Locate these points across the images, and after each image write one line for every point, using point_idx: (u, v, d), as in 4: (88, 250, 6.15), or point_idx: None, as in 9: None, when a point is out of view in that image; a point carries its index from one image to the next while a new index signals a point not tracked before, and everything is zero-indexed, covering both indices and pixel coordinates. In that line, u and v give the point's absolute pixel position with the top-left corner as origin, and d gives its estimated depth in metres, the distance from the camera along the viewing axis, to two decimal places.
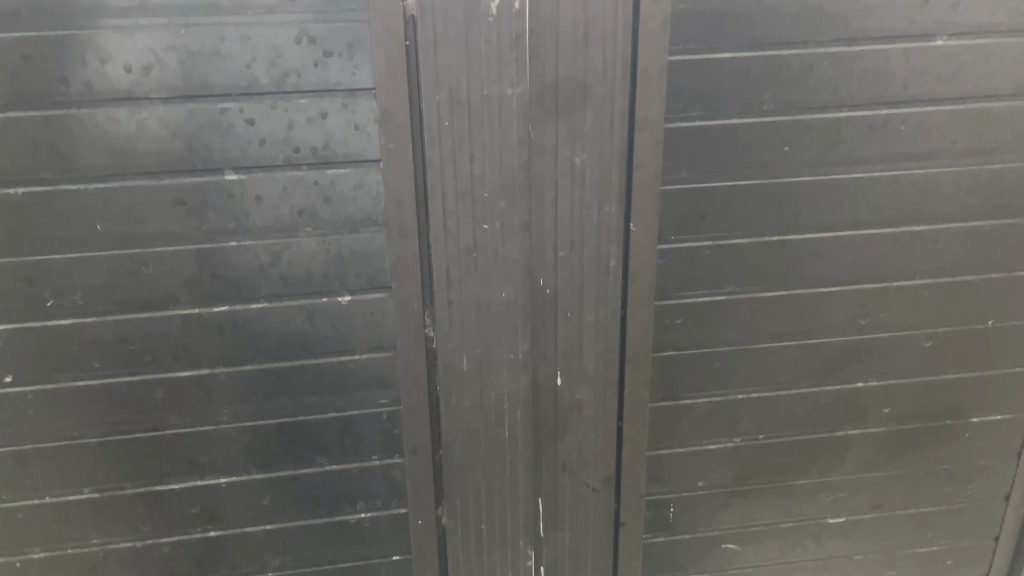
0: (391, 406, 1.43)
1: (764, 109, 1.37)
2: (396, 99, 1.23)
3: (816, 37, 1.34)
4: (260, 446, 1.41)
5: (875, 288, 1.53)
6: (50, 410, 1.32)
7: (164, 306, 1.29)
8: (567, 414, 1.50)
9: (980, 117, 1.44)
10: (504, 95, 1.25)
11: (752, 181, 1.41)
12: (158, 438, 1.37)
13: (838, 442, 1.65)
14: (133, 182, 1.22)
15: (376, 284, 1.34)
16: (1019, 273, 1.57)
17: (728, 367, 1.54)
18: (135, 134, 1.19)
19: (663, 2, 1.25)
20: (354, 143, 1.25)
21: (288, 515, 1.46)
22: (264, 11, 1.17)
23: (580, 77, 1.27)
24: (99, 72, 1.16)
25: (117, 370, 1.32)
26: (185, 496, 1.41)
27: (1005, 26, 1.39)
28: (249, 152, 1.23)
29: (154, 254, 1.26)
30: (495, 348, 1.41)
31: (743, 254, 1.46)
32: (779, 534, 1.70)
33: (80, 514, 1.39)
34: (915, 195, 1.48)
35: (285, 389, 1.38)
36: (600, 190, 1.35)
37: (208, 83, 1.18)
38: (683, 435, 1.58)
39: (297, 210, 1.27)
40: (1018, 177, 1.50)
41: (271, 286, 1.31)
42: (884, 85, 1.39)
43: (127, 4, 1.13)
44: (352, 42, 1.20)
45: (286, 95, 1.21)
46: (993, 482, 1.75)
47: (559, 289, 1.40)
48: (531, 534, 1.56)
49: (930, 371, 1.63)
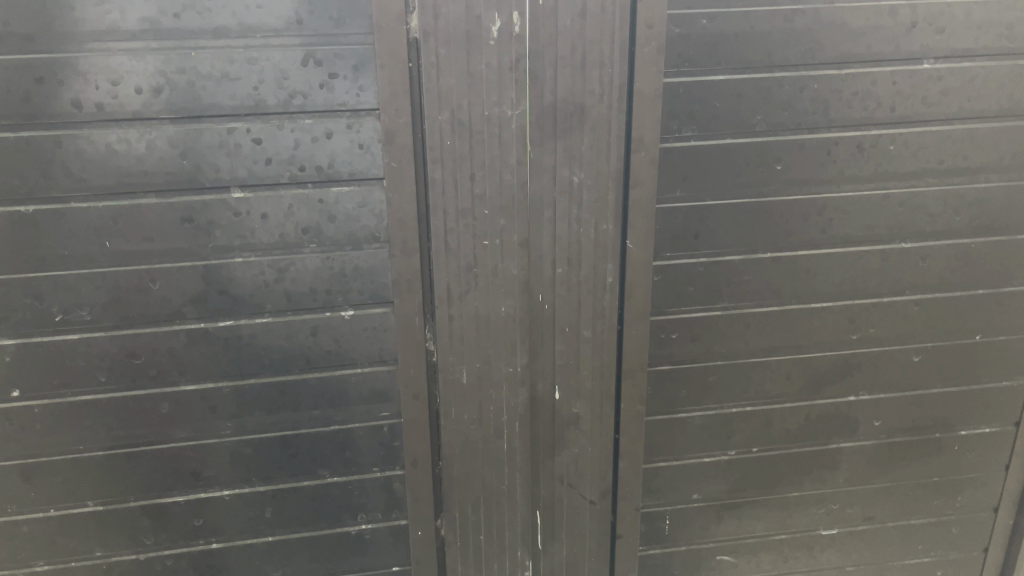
0: (392, 419, 1.45)
1: (756, 129, 1.41)
2: (398, 119, 1.26)
3: (806, 60, 1.38)
4: (263, 459, 1.43)
5: (865, 304, 1.57)
6: (56, 424, 1.34)
7: (170, 321, 1.32)
8: (564, 428, 1.52)
9: (965, 138, 1.49)
10: (504, 116, 1.29)
11: (745, 200, 1.45)
12: (162, 452, 1.39)
13: (830, 455, 1.68)
14: (142, 201, 1.24)
15: (378, 300, 1.37)
16: (1004, 289, 1.62)
17: (722, 381, 1.57)
18: (144, 153, 1.22)
19: (658, 26, 1.30)
20: (358, 163, 1.29)
21: (290, 527, 1.48)
22: (271, 34, 1.20)
23: (578, 99, 1.31)
24: (110, 94, 1.19)
25: (123, 384, 1.34)
26: (188, 508, 1.43)
27: (989, 51, 1.44)
28: (255, 171, 1.26)
29: (161, 271, 1.28)
30: (494, 363, 1.44)
31: (737, 270, 1.49)
32: (772, 546, 1.73)
33: (84, 527, 1.41)
34: (902, 213, 1.52)
35: (288, 403, 1.40)
36: (597, 209, 1.38)
37: (217, 104, 1.22)
38: (678, 447, 1.61)
39: (301, 227, 1.30)
40: (1004, 195, 1.54)
41: (275, 302, 1.33)
42: (872, 107, 1.43)
43: (138, 28, 1.17)
44: (357, 65, 1.24)
45: (292, 115, 1.24)
46: (982, 495, 1.79)
47: (557, 305, 1.43)
48: (529, 546, 1.58)
49: (920, 385, 1.66)
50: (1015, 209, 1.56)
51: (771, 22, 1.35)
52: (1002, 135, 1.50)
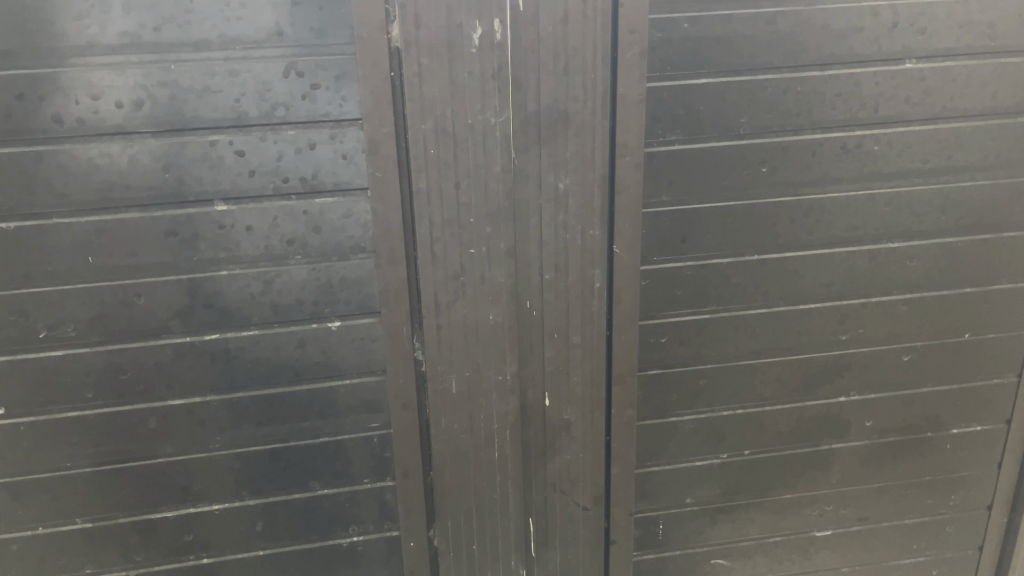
0: (382, 429, 1.45)
1: (741, 132, 1.41)
2: (382, 128, 1.26)
3: (789, 63, 1.38)
4: (254, 473, 1.42)
5: (854, 304, 1.57)
6: (43, 441, 1.33)
7: (157, 336, 1.31)
8: (555, 435, 1.52)
9: (950, 137, 1.49)
10: (488, 124, 1.29)
11: (731, 203, 1.45)
12: (151, 467, 1.38)
13: (823, 456, 1.68)
14: (125, 215, 1.24)
15: (366, 310, 1.36)
16: (993, 286, 1.62)
17: (713, 385, 1.57)
18: (127, 168, 1.22)
19: (640, 32, 1.30)
20: (343, 173, 1.28)
21: (282, 540, 1.47)
22: (252, 46, 1.20)
23: (561, 105, 1.31)
24: (91, 109, 1.18)
25: (110, 400, 1.33)
26: (178, 524, 1.42)
27: (971, 50, 1.44)
28: (239, 183, 1.26)
29: (147, 285, 1.28)
30: (484, 371, 1.44)
31: (725, 274, 1.49)
32: (767, 549, 1.73)
33: (74, 544, 1.40)
34: (888, 214, 1.52)
35: (277, 416, 1.40)
36: (583, 215, 1.38)
37: (199, 117, 1.21)
38: (670, 452, 1.60)
39: (286, 239, 1.30)
40: (989, 193, 1.54)
41: (262, 314, 1.33)
42: (856, 107, 1.44)
43: (118, 41, 1.16)
44: (339, 75, 1.23)
45: (274, 126, 1.24)
46: (976, 492, 1.79)
47: (545, 311, 1.42)
48: (522, 554, 1.58)
49: (910, 384, 1.66)
50: (1001, 207, 1.56)
51: (753, 25, 1.35)
52: (987, 134, 1.50)
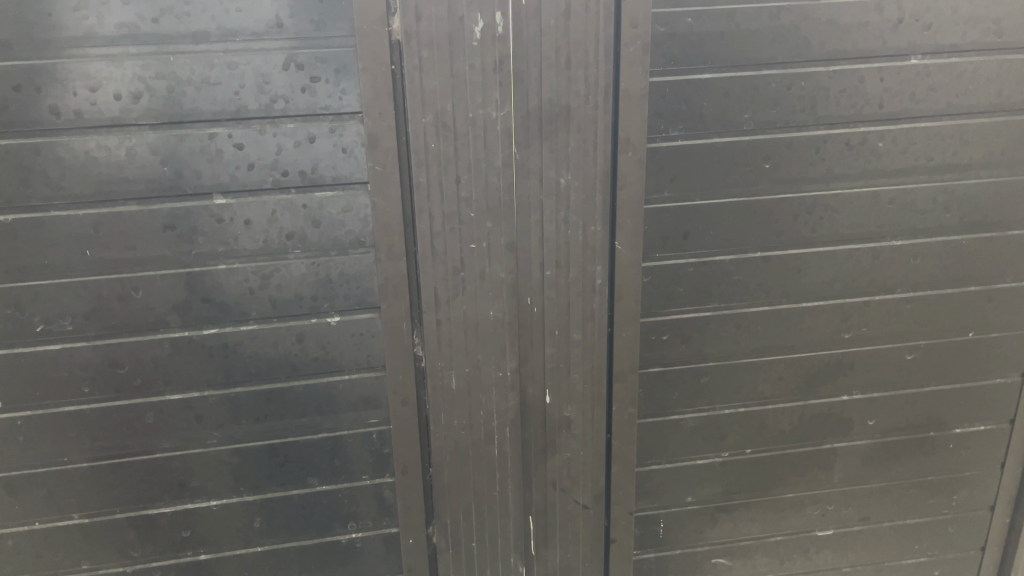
0: (381, 426, 1.44)
1: (744, 128, 1.40)
2: (383, 122, 1.25)
3: (793, 58, 1.37)
4: (251, 469, 1.41)
5: (857, 302, 1.56)
6: (39, 436, 1.32)
7: (154, 331, 1.30)
8: (555, 432, 1.51)
9: (955, 134, 1.48)
10: (489, 118, 1.28)
11: (734, 200, 1.44)
12: (147, 463, 1.37)
13: (825, 455, 1.66)
14: (123, 208, 1.23)
15: (365, 305, 1.35)
16: (998, 284, 1.61)
17: (715, 382, 1.56)
18: (125, 160, 1.21)
19: (643, 26, 1.29)
20: (342, 167, 1.27)
21: (279, 537, 1.46)
22: (251, 38, 1.19)
23: (562, 100, 1.30)
24: (88, 101, 1.17)
25: (107, 395, 1.32)
26: (175, 520, 1.41)
27: (977, 46, 1.43)
28: (237, 177, 1.25)
29: (144, 280, 1.27)
30: (483, 368, 1.43)
31: (727, 271, 1.48)
32: (768, 548, 1.72)
33: (70, 539, 1.39)
34: (892, 211, 1.51)
35: (275, 412, 1.39)
36: (584, 210, 1.37)
37: (198, 110, 1.20)
38: (671, 450, 1.59)
39: (285, 234, 1.29)
40: (994, 191, 1.53)
41: (260, 308, 1.32)
42: (860, 104, 1.42)
43: (116, 33, 1.15)
44: (339, 68, 1.22)
45: (273, 120, 1.23)
46: (979, 492, 1.77)
47: (546, 308, 1.41)
48: (522, 551, 1.57)
49: (913, 383, 1.65)
50: (1006, 204, 1.55)
51: (758, 20, 1.34)
52: (992, 132, 1.49)
